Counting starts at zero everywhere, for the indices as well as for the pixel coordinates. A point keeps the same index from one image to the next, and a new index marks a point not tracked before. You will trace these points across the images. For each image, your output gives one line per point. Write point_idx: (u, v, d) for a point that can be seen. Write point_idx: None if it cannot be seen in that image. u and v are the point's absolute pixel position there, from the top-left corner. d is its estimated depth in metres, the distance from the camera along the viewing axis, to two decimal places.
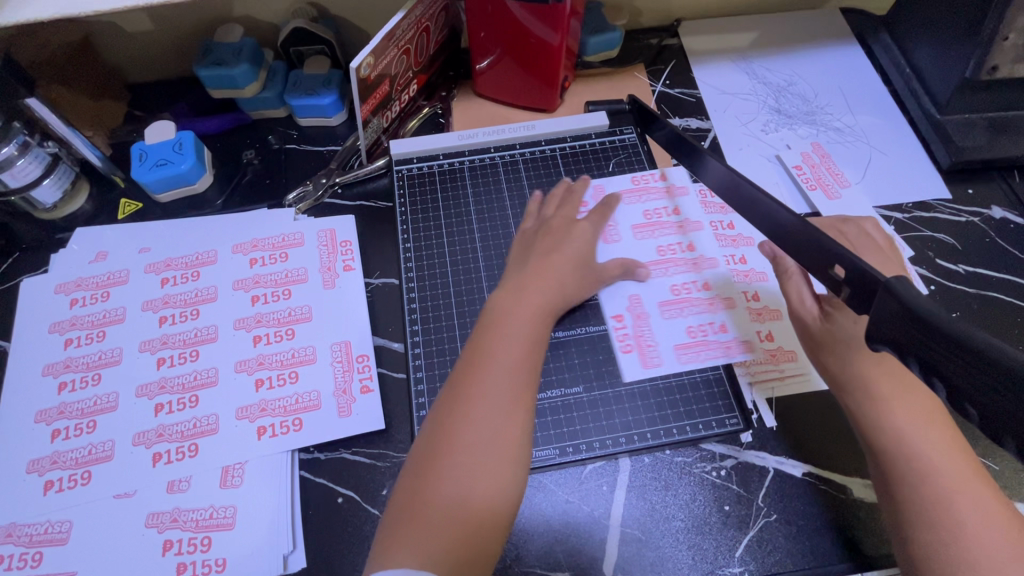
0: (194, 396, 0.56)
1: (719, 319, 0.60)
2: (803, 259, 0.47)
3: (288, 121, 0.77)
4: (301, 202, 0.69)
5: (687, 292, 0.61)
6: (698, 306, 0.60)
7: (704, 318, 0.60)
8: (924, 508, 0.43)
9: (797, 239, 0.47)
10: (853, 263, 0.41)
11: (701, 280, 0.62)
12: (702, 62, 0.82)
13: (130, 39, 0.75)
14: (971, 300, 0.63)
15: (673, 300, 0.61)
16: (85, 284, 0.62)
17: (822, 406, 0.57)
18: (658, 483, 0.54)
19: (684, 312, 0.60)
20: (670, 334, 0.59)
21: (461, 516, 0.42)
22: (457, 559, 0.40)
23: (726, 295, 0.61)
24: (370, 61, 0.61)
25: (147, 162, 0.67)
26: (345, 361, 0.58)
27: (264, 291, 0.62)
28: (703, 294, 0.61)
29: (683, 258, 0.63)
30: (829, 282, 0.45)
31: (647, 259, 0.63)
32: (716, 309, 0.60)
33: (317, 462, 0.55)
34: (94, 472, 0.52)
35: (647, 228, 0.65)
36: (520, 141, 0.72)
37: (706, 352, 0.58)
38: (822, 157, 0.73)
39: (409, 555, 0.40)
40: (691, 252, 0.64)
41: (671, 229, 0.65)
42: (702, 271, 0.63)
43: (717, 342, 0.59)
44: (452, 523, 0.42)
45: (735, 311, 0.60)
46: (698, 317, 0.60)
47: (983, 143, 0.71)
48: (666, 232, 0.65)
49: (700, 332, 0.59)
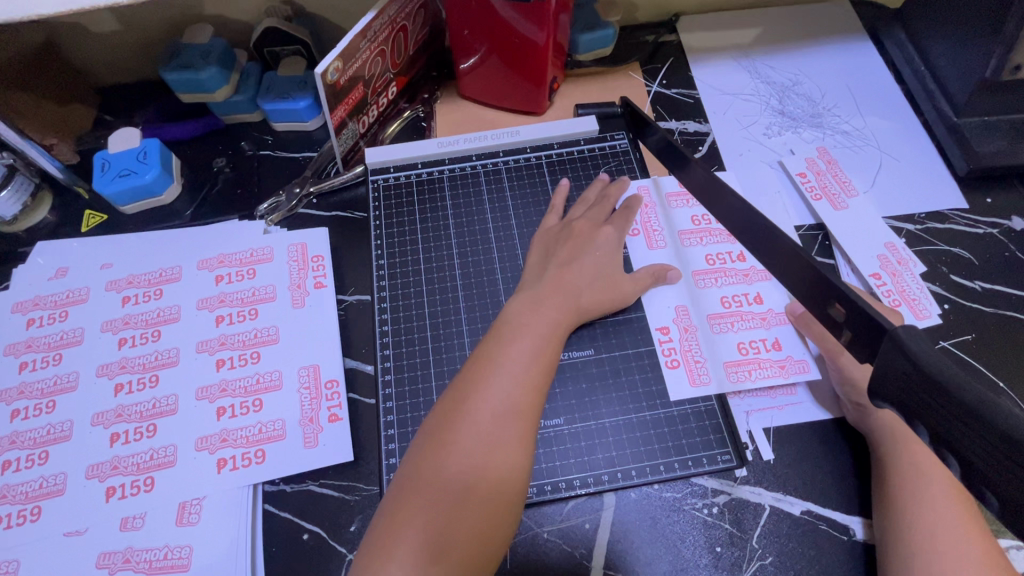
0: (152, 425, 0.53)
1: (772, 335, 0.56)
2: (799, 288, 0.43)
3: (263, 126, 0.73)
4: (273, 214, 0.65)
5: (739, 305, 0.58)
6: (751, 320, 0.57)
7: (756, 334, 0.56)
8: (909, 552, 0.43)
9: (794, 267, 0.43)
10: (855, 304, 0.37)
11: (753, 293, 0.59)
12: (702, 60, 0.78)
13: (96, 42, 0.71)
14: (988, 320, 0.58)
15: (723, 313, 0.58)
16: (43, 303, 0.59)
17: (823, 439, 0.53)
18: (644, 521, 0.50)
19: (735, 326, 0.57)
20: (718, 350, 0.56)
21: (454, 520, 0.39)
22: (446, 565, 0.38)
23: (785, 308, 0.57)
24: (339, 65, 0.57)
25: (109, 172, 0.63)
26: (313, 387, 0.55)
27: (229, 311, 0.59)
28: (756, 308, 0.58)
29: (735, 269, 0.60)
30: (828, 320, 0.41)
31: (695, 268, 0.60)
32: (770, 324, 0.57)
33: (282, 495, 0.51)
34: (44, 508, 0.49)
35: (695, 235, 0.62)
36: (504, 148, 0.68)
37: (759, 371, 0.54)
38: (828, 163, 0.68)
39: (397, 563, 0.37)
40: (743, 261, 0.60)
41: (721, 236, 0.62)
42: (753, 283, 0.59)
43: (770, 360, 0.55)
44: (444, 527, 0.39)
45: (796, 327, 0.56)
46: (749, 333, 0.57)
47: (1004, 148, 0.66)
48: (717, 240, 0.62)
49: (752, 349, 0.56)
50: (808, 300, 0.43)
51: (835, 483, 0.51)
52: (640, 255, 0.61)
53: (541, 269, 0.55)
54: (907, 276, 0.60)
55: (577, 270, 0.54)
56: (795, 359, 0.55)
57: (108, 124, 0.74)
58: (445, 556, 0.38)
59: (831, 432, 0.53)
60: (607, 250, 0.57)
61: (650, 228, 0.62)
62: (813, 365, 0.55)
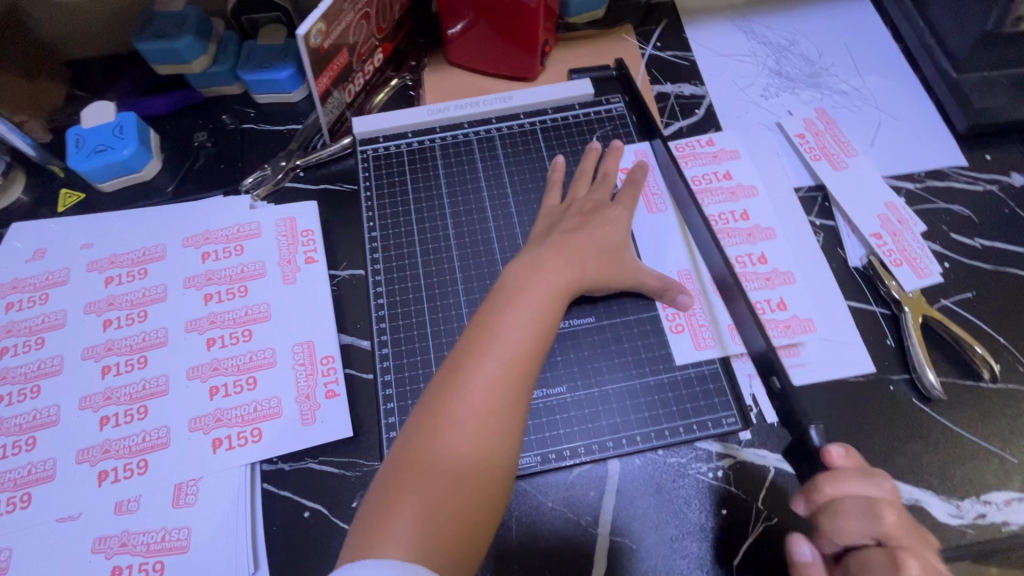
0: (143, 406, 0.51)
1: (777, 295, 0.57)
2: None
3: (245, 98, 0.71)
4: (259, 188, 0.63)
5: (743, 265, 0.58)
6: (756, 281, 0.57)
7: (762, 294, 0.57)
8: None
9: None
10: None
11: (758, 253, 0.59)
12: (696, 22, 0.76)
13: (61, 11, 0.67)
14: (988, 277, 0.58)
15: None
16: (21, 286, 0.57)
17: (827, 396, 0.53)
18: (650, 487, 0.50)
19: None
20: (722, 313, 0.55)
21: (450, 489, 0.38)
22: (441, 532, 0.37)
23: (789, 269, 0.58)
24: (322, 27, 0.55)
25: (84, 149, 0.60)
26: (308, 363, 0.54)
27: (218, 288, 0.57)
28: (761, 268, 0.58)
29: (738, 229, 0.60)
30: None
31: None
32: (774, 283, 0.57)
33: (281, 474, 0.50)
34: (34, 494, 0.48)
35: None
36: (497, 114, 0.66)
37: None
38: (827, 123, 0.66)
39: (394, 535, 0.36)
40: (745, 221, 0.60)
41: (724, 196, 0.62)
42: (757, 242, 0.59)
43: (775, 320, 0.55)
44: (439, 495, 0.38)
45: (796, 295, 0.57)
46: (755, 293, 0.57)
47: (1003, 104, 0.65)
48: (719, 200, 0.61)
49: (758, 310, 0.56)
50: None
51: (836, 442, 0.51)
52: (641, 220, 0.60)
53: (544, 235, 0.53)
54: (908, 235, 0.59)
55: (581, 236, 0.52)
56: (797, 321, 0.55)
57: (80, 100, 0.70)
58: (439, 526, 0.37)
59: (834, 391, 0.53)
60: (616, 212, 0.55)
61: (650, 193, 0.61)
62: (817, 322, 0.56)
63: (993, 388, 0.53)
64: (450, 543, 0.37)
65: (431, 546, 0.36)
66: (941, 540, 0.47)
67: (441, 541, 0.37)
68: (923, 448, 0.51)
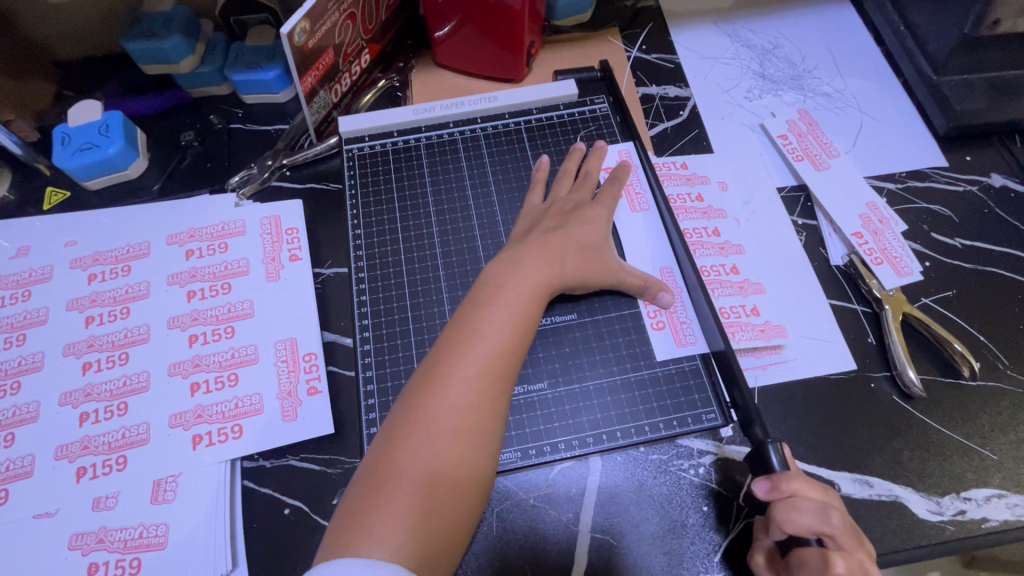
0: (123, 403, 0.51)
1: (750, 302, 0.56)
2: None
3: (232, 99, 0.71)
4: (245, 187, 0.63)
5: (717, 274, 0.58)
6: (729, 288, 0.57)
7: (735, 301, 0.56)
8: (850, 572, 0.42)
9: None
10: None
11: (729, 264, 0.58)
12: (681, 26, 0.76)
13: (49, 12, 0.68)
14: (968, 276, 0.58)
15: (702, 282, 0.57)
16: (4, 283, 0.57)
17: (809, 394, 0.53)
18: (631, 484, 0.50)
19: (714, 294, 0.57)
20: None
21: (429, 484, 0.38)
22: (421, 527, 0.37)
23: (760, 279, 0.58)
24: (306, 25, 0.55)
25: (70, 147, 0.61)
26: (290, 360, 0.54)
27: (201, 286, 0.57)
28: (733, 278, 0.58)
29: (710, 243, 0.60)
30: None
31: None
32: (747, 292, 0.57)
33: (262, 471, 0.50)
34: (12, 491, 0.47)
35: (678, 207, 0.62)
36: (482, 114, 0.66)
37: (740, 333, 0.54)
38: (809, 125, 0.67)
39: (371, 531, 0.36)
40: (718, 236, 0.60)
41: (697, 213, 0.61)
42: (728, 256, 0.59)
43: (751, 324, 0.55)
44: (419, 490, 0.38)
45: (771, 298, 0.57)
46: (729, 299, 0.56)
47: (983, 106, 0.66)
48: (693, 216, 0.61)
49: (733, 314, 0.56)
50: None
51: (817, 440, 0.51)
52: (624, 218, 0.60)
53: (527, 233, 0.53)
54: (888, 234, 0.60)
55: (562, 235, 0.53)
56: (771, 327, 0.55)
57: (68, 100, 0.70)
58: (418, 521, 0.37)
59: (814, 389, 0.53)
60: (595, 211, 0.56)
61: (634, 191, 0.61)
62: (789, 329, 0.55)
63: (973, 385, 0.53)
64: (430, 538, 0.37)
65: (410, 540, 0.36)
66: (921, 536, 0.47)
67: (420, 536, 0.37)
68: (905, 445, 0.51)
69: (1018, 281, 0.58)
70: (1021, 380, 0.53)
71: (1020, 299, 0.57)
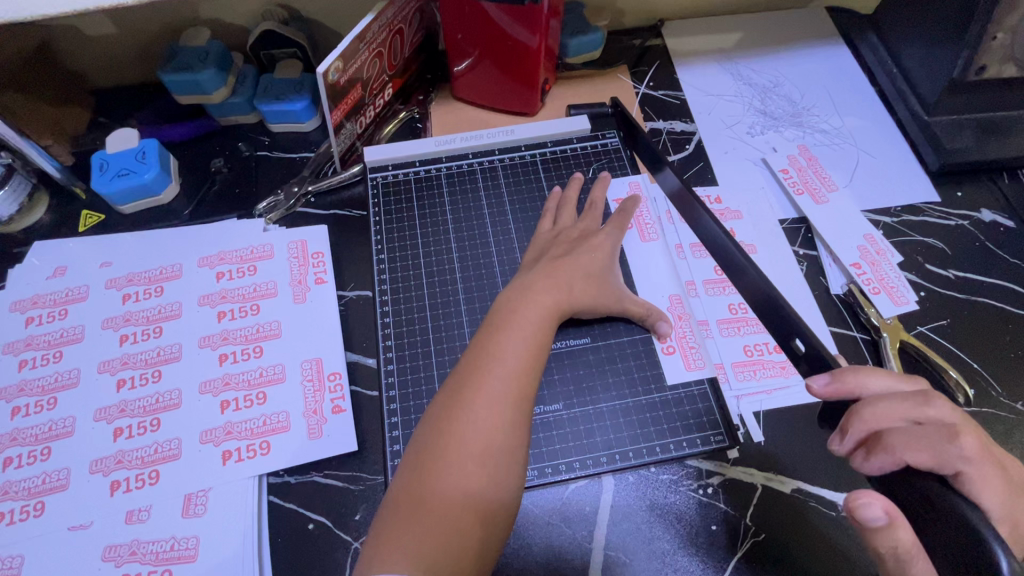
0: (156, 419, 0.53)
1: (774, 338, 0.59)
2: (768, 320, 0.51)
3: (259, 128, 0.75)
4: (272, 212, 0.66)
5: (744, 311, 0.61)
6: (755, 325, 0.60)
7: (760, 338, 0.59)
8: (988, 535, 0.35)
9: (766, 311, 0.51)
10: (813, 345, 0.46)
11: None
12: (687, 64, 0.81)
13: (90, 44, 0.72)
14: (961, 306, 0.61)
15: (731, 318, 0.60)
16: (41, 302, 0.60)
17: (813, 419, 0.55)
18: (643, 503, 0.52)
19: (741, 331, 0.59)
20: (725, 351, 0.58)
21: (460, 504, 0.40)
22: (454, 544, 0.39)
23: None
24: (339, 65, 0.59)
25: (108, 172, 0.64)
26: (316, 379, 0.56)
27: (231, 307, 0.59)
28: None
29: None
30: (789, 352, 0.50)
31: (704, 278, 0.62)
32: None
33: (287, 486, 0.52)
34: (47, 503, 0.49)
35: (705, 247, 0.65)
36: (499, 146, 0.70)
37: (763, 371, 0.57)
38: (809, 160, 0.71)
39: (407, 550, 0.38)
40: None
41: None
42: None
43: (773, 361, 0.58)
44: (452, 511, 0.40)
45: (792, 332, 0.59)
46: (754, 336, 0.59)
47: (972, 145, 0.69)
48: None
49: (757, 351, 0.58)
50: (772, 327, 0.51)
51: (821, 462, 0.53)
52: (634, 247, 0.63)
53: (539, 258, 0.56)
54: (885, 265, 0.63)
55: (569, 262, 0.55)
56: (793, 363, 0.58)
57: (102, 126, 0.74)
58: (453, 538, 0.39)
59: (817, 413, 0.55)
60: (599, 240, 0.57)
61: (643, 222, 0.65)
62: None
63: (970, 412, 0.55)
64: (464, 555, 0.39)
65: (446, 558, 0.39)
66: None
67: (455, 553, 0.39)
68: None
69: (1008, 310, 0.61)
70: (1015, 407, 0.55)
71: (1011, 329, 0.59)
